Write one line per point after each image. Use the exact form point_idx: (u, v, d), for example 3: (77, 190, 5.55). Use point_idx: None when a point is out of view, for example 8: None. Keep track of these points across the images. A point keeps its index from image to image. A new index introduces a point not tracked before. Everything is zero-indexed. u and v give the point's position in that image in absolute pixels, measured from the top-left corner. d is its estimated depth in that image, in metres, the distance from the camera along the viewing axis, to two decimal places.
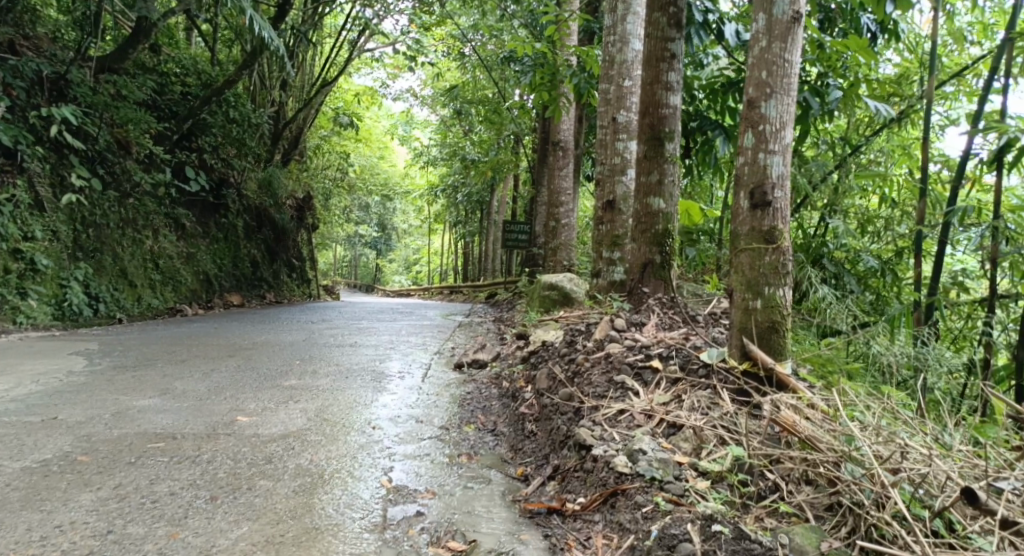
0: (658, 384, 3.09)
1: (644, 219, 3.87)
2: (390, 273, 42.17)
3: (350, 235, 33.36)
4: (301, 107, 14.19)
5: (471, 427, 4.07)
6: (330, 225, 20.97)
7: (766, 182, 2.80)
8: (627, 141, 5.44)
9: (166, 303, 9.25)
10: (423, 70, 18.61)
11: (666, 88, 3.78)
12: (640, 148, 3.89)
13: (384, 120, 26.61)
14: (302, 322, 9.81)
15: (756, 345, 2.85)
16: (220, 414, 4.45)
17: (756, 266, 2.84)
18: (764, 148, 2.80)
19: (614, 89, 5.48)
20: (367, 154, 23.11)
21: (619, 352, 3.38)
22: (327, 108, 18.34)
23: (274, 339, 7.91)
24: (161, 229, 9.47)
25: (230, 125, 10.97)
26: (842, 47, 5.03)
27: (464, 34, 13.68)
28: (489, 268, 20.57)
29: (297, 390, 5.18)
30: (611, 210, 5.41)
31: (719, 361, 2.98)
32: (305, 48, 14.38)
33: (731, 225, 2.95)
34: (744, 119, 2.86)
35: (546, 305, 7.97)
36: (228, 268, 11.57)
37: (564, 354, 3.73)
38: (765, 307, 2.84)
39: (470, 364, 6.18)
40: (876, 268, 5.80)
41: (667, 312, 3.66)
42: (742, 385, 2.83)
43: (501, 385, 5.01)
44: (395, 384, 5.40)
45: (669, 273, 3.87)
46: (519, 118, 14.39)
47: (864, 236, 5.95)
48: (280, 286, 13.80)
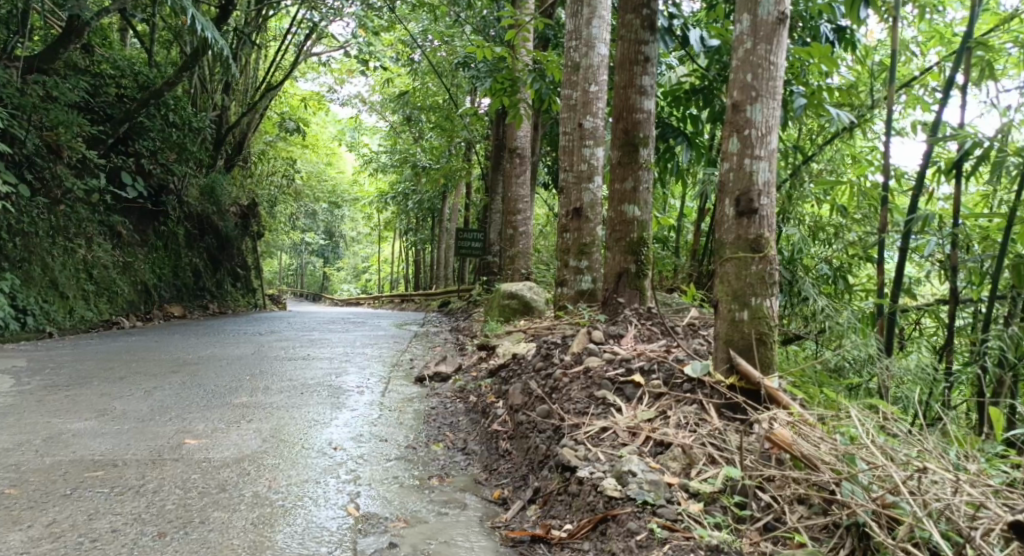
0: (641, 399, 2.96)
1: (619, 227, 3.76)
2: (338, 282, 41.38)
3: (296, 243, 32.58)
4: (246, 111, 13.70)
5: (439, 447, 3.86)
6: (275, 232, 20.38)
7: (752, 188, 2.70)
8: (594, 147, 5.32)
9: (101, 316, 8.72)
10: (372, 76, 18.28)
11: (640, 92, 3.68)
12: (613, 154, 3.78)
13: (332, 127, 26.08)
14: (249, 334, 9.38)
15: (743, 358, 2.73)
16: (165, 437, 4.11)
17: (742, 275, 2.73)
18: (749, 154, 2.70)
19: (579, 94, 5.38)
20: (314, 160, 22.59)
21: (599, 366, 3.23)
22: (273, 113, 17.83)
23: (221, 352, 7.52)
24: (95, 238, 8.93)
25: (170, 129, 10.46)
26: (803, 55, 5.04)
27: (415, 39, 13.45)
28: (441, 276, 20.30)
29: (249, 408, 4.87)
30: (578, 219, 5.30)
31: (704, 376, 2.85)
32: (249, 50, 13.91)
33: (715, 233, 2.84)
34: (728, 123, 2.76)
35: (505, 314, 7.80)
36: (168, 278, 11.03)
37: (539, 368, 3.57)
38: (752, 319, 2.73)
39: (432, 378, 5.95)
40: (832, 275, 5.85)
41: (644, 324, 3.53)
42: (729, 399, 2.70)
43: (466, 399, 4.82)
44: (354, 400, 5.13)
45: (645, 282, 3.76)
46: (471, 125, 14.22)
47: (817, 242, 6.00)
48: (223, 296, 13.26)
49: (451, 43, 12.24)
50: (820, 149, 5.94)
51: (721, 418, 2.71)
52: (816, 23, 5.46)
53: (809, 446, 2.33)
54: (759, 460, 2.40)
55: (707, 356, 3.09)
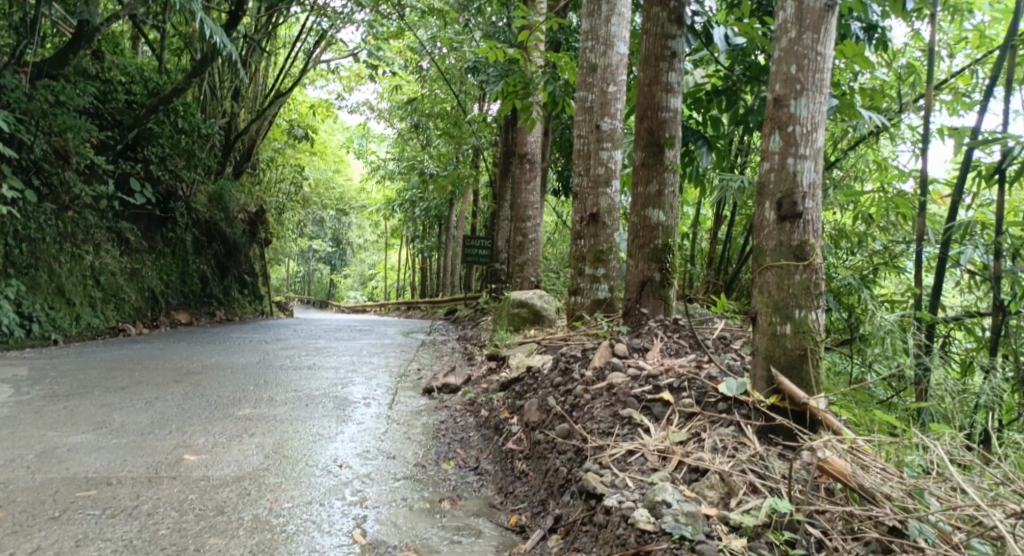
0: (671, 420, 2.72)
1: (643, 233, 3.54)
2: (344, 289, 41.25)
3: (303, 250, 32.48)
4: (254, 118, 13.55)
5: (450, 465, 3.63)
6: (283, 239, 20.22)
7: (795, 190, 2.48)
8: (611, 150, 5.10)
9: (107, 322, 8.55)
10: (380, 82, 18.13)
11: (666, 89, 3.47)
12: (637, 156, 3.56)
13: (340, 134, 25.95)
14: (255, 342, 9.19)
15: (785, 376, 2.50)
16: (163, 452, 3.89)
17: (784, 285, 2.50)
18: (792, 152, 2.48)
19: (597, 94, 5.16)
20: (322, 167, 22.46)
21: (623, 381, 2.99)
22: (281, 120, 17.70)
23: (226, 361, 7.31)
24: (104, 244, 8.76)
25: (178, 136, 10.32)
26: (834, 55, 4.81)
27: (424, 46, 13.29)
28: (448, 284, 20.09)
29: (252, 421, 4.65)
30: (594, 224, 5.08)
31: (741, 395, 2.62)
32: (258, 56, 13.78)
33: (753, 238, 2.62)
34: (769, 119, 2.54)
35: (515, 323, 7.57)
36: (175, 284, 10.87)
37: (557, 383, 3.33)
38: (795, 333, 2.49)
39: (440, 389, 5.72)
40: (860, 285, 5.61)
41: (671, 336, 3.29)
42: (770, 421, 2.47)
43: (478, 413, 4.59)
44: (359, 413, 4.91)
45: (670, 291, 3.52)
46: (480, 131, 14.03)
47: (840, 250, 5.75)
48: (231, 303, 13.09)
49: (462, 49, 12.07)
50: (845, 154, 5.69)
51: (761, 443, 2.47)
52: (845, 23, 5.24)
53: (868, 477, 2.13)
54: (808, 491, 2.18)
55: (742, 373, 2.84)
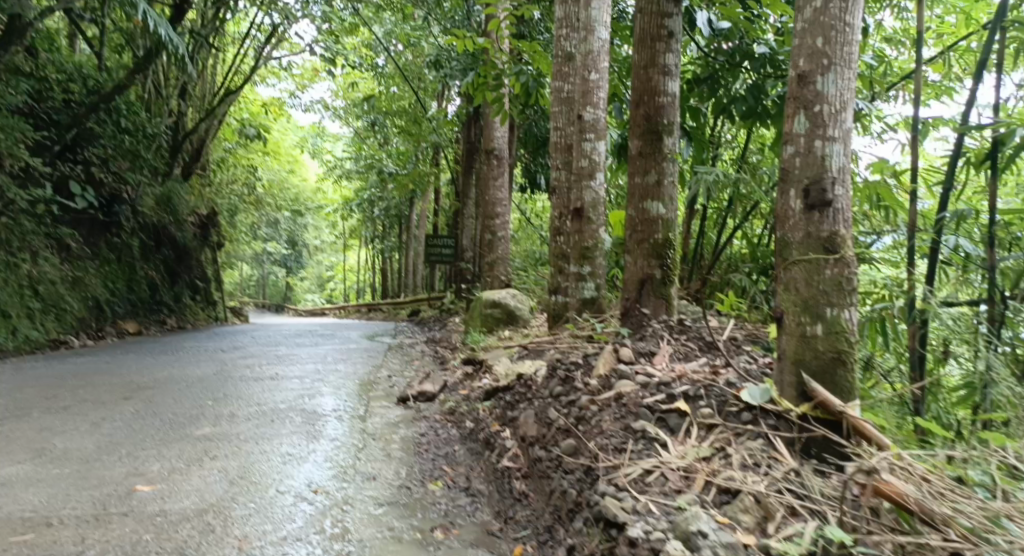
0: (690, 434, 2.45)
1: (641, 227, 3.28)
2: (302, 292, 40.29)
3: (258, 253, 31.53)
4: (204, 117, 12.91)
5: (437, 485, 3.31)
6: (236, 242, 19.50)
7: (824, 176, 2.23)
8: (594, 141, 4.84)
9: (48, 335, 7.95)
10: (335, 80, 17.56)
11: (664, 71, 3.22)
12: (633, 145, 3.31)
13: (295, 134, 25.18)
14: (210, 351, 8.68)
15: (817, 382, 2.25)
16: (113, 483, 3.47)
17: (813, 282, 2.26)
18: (819, 133, 2.23)
19: (577, 83, 4.89)
20: (276, 167, 21.74)
21: (632, 390, 2.71)
22: (232, 119, 17.00)
23: (181, 373, 6.83)
24: (42, 251, 8.15)
25: (122, 136, 9.73)
26: None
27: (381, 41, 12.84)
28: (409, 285, 19.64)
29: (213, 441, 4.25)
30: (578, 220, 4.81)
31: (767, 403, 2.37)
32: (205, 53, 13.14)
33: (776, 230, 2.37)
34: (792, 98, 2.29)
35: (487, 325, 7.25)
36: (122, 292, 10.25)
37: (557, 393, 3.04)
38: (827, 334, 2.25)
39: (416, 398, 5.38)
40: None
41: (678, 339, 3.03)
42: (803, 433, 2.23)
43: (461, 426, 4.28)
44: (331, 428, 4.55)
45: (671, 290, 3.28)
46: (441, 128, 13.64)
47: None
48: (182, 310, 12.47)
49: (419, 44, 11.68)
50: None
51: (795, 458, 2.22)
52: None
53: (933, 499, 1.90)
54: (857, 514, 1.94)
55: (763, 378, 2.59)
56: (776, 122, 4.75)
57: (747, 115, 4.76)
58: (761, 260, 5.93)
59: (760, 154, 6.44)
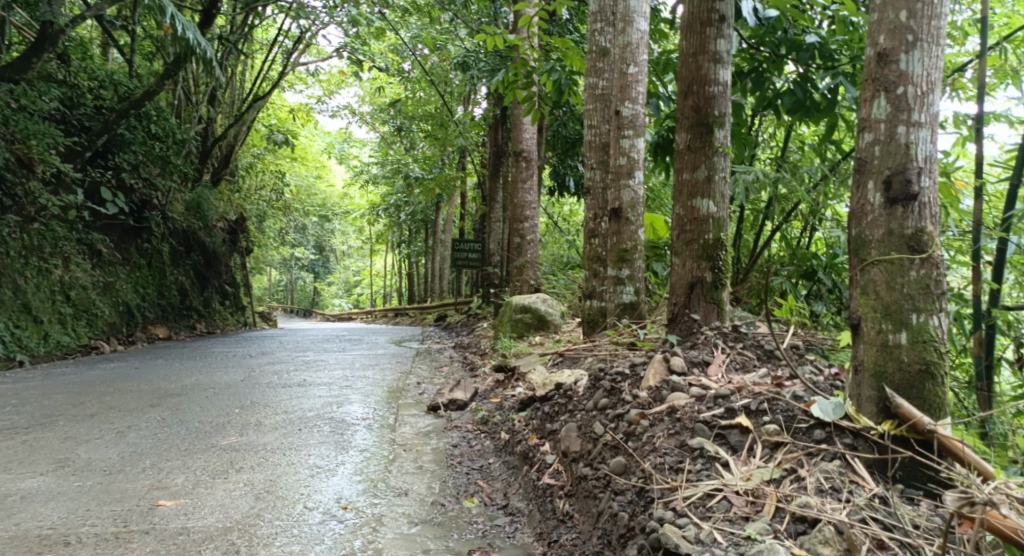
0: (755, 452, 2.23)
1: (689, 226, 3.05)
2: (329, 298, 40.51)
3: (286, 258, 31.72)
4: (232, 123, 12.93)
5: (473, 502, 3.12)
6: (265, 248, 19.58)
7: (909, 166, 2.00)
8: (633, 138, 4.61)
9: (80, 340, 7.94)
10: (361, 85, 17.52)
11: (714, 59, 3.00)
12: (680, 138, 3.10)
13: (322, 140, 25.28)
14: (238, 356, 8.62)
15: (902, 397, 2.02)
16: (135, 497, 3.34)
17: (896, 284, 2.03)
18: (902, 118, 2.00)
19: (615, 77, 4.67)
20: (303, 173, 21.84)
21: (687, 403, 2.49)
22: (260, 126, 17.07)
23: (208, 380, 6.74)
24: (73, 257, 8.16)
25: (152, 142, 9.73)
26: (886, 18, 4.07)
27: (408, 45, 12.74)
28: (436, 289, 19.52)
29: (238, 452, 4.11)
30: (615, 220, 4.59)
31: (842, 420, 2.14)
32: (234, 60, 13.18)
33: (850, 227, 2.14)
34: (870, 80, 2.06)
35: (517, 330, 7.04)
36: (153, 297, 10.26)
37: (602, 406, 2.83)
38: (913, 344, 2.01)
39: (446, 406, 5.19)
40: None
41: (734, 348, 2.80)
42: (888, 454, 1.99)
43: (496, 437, 4.08)
44: (360, 438, 4.38)
45: (723, 294, 3.04)
46: (468, 132, 13.50)
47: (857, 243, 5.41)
48: (211, 315, 12.48)
49: (445, 47, 11.54)
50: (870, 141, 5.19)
51: (878, 482, 1.99)
52: None
53: None
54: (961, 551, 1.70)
55: (834, 391, 2.35)
56: (824, 117, 4.56)
57: (793, 109, 4.56)
58: (802, 262, 5.57)
59: (800, 152, 6.15)
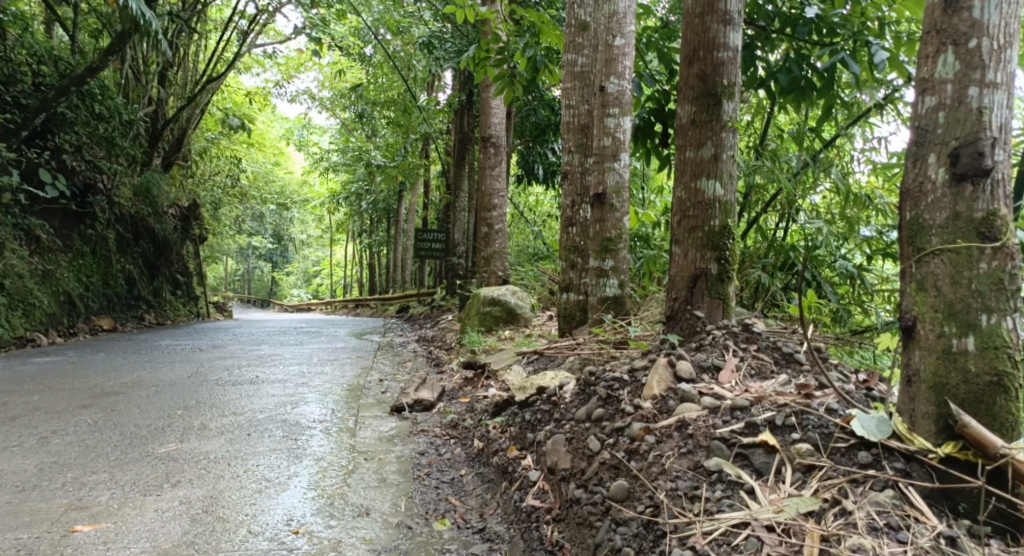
0: (785, 477, 1.86)
1: (693, 212, 2.70)
2: (287, 288, 39.49)
3: (242, 247, 30.67)
4: (184, 105, 12.14)
5: (444, 523, 2.72)
6: (220, 236, 18.72)
7: (982, 136, 1.64)
8: (619, 117, 4.23)
9: (14, 333, 7.25)
10: (321, 68, 16.77)
11: (724, 20, 2.67)
12: (683, 111, 2.74)
13: (279, 126, 24.34)
14: (187, 350, 8.02)
15: (968, 415, 1.67)
16: (47, 521, 2.84)
17: (962, 279, 1.67)
18: (975, 77, 1.65)
19: (599, 50, 4.28)
20: (261, 159, 20.96)
21: (699, 416, 2.13)
22: (215, 109, 16.21)
23: (151, 377, 6.16)
24: (9, 243, 7.45)
25: (95, 123, 9.00)
26: None
27: (372, 28, 12.12)
28: (397, 280, 18.96)
29: (176, 462, 3.61)
30: (599, 207, 4.22)
31: (890, 440, 1.80)
32: (187, 38, 12.36)
33: (904, 208, 1.79)
34: (934, 31, 1.71)
35: (485, 324, 6.62)
36: (97, 286, 9.54)
37: (597, 417, 2.45)
38: (982, 351, 1.66)
39: (412, 407, 4.77)
40: (853, 271, 4.96)
41: (747, 351, 2.45)
42: (953, 484, 1.65)
43: (469, 444, 3.69)
44: (316, 444, 3.93)
45: (729, 288, 2.69)
46: (433, 119, 12.97)
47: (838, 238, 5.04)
48: (161, 306, 11.77)
49: (409, 31, 11.03)
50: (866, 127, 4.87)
51: (942, 518, 1.65)
52: None
53: None
54: None
55: (871, 404, 2.02)
56: (822, 97, 4.27)
57: (788, 87, 4.26)
58: (779, 253, 5.06)
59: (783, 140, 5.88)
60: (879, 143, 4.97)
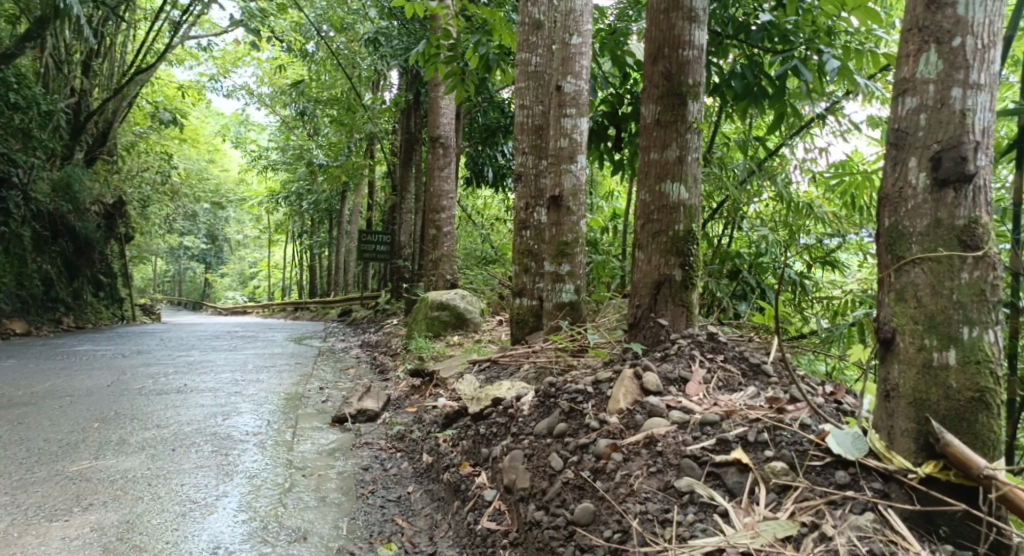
0: (759, 498, 1.74)
1: (657, 215, 2.59)
2: (222, 290, 38.11)
3: (174, 248, 29.40)
4: (111, 97, 11.47)
5: (391, 548, 2.52)
6: (149, 235, 17.83)
7: (965, 139, 1.57)
8: (576, 118, 4.10)
9: None
10: (260, 64, 16.19)
11: (689, 17, 2.57)
12: (646, 111, 2.64)
13: (216, 122, 23.44)
14: (109, 355, 7.51)
15: (949, 432, 1.57)
16: None
17: (943, 290, 1.59)
18: (958, 77, 1.58)
19: (556, 48, 4.16)
20: (194, 156, 20.10)
21: (668, 432, 2.01)
22: (145, 103, 15.43)
23: (66, 386, 5.70)
24: None
25: (10, 112, 8.38)
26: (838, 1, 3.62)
27: (314, 23, 11.73)
28: (339, 282, 18.44)
29: (89, 483, 3.28)
30: (555, 210, 4.09)
31: (867, 458, 1.71)
32: (113, 27, 11.70)
33: (882, 214, 1.70)
34: (915, 29, 1.63)
35: (433, 329, 6.41)
36: (10, 287, 8.87)
37: (558, 432, 2.30)
38: (963, 366, 1.57)
39: (355, 418, 4.52)
40: (796, 278, 4.92)
41: (714, 361, 2.35)
42: (935, 507, 1.55)
43: (418, 459, 3.49)
44: (249, 460, 3.65)
45: (692, 296, 2.59)
46: (378, 118, 12.64)
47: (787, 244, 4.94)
48: (82, 309, 11.06)
49: (353, 28, 10.70)
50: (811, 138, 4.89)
51: (923, 544, 1.56)
52: None
53: None
54: None
55: (845, 418, 1.94)
56: (773, 105, 4.23)
57: (741, 93, 4.21)
58: (725, 260, 5.01)
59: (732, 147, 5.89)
60: (820, 154, 4.97)
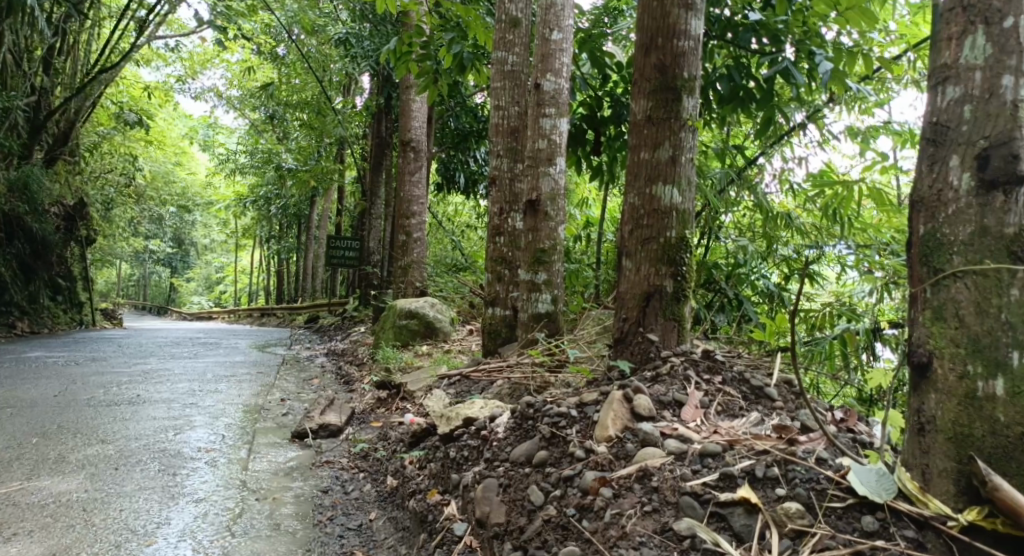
0: (771, 545, 1.52)
1: (647, 220, 2.37)
2: (188, 295, 37.12)
3: (139, 252, 28.49)
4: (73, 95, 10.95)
5: None
6: (112, 238, 17.17)
7: (1017, 135, 1.37)
8: (555, 118, 3.88)
9: None
10: (229, 65, 15.73)
11: (685, 4, 2.37)
12: (638, 106, 2.42)
13: (183, 125, 22.81)
14: (59, 363, 7.07)
15: (997, 473, 1.37)
16: None
17: (990, 306, 1.39)
18: (1009, 63, 1.39)
19: (536, 44, 3.94)
20: (160, 158, 19.48)
21: (664, 465, 1.78)
22: (109, 103, 14.86)
23: (7, 396, 5.27)
24: None
25: None
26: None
27: (286, 22, 11.36)
28: (308, 289, 17.97)
29: (15, 508, 2.92)
30: (532, 215, 3.86)
31: (897, 500, 1.50)
32: (77, 22, 11.20)
33: (916, 221, 1.50)
34: (959, 8, 1.44)
35: (401, 339, 6.10)
36: None
37: (539, 461, 2.05)
38: (1013, 396, 1.37)
39: (316, 433, 4.21)
40: (774, 289, 4.68)
41: (712, 384, 2.13)
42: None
43: (381, 481, 3.20)
44: (198, 480, 3.33)
45: (685, 309, 2.36)
46: (350, 122, 12.31)
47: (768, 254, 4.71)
48: (37, 314, 10.50)
49: (325, 30, 10.38)
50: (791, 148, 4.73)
51: None
52: None
53: None
54: None
55: (862, 452, 1.73)
56: (761, 108, 4.05)
57: (728, 96, 4.04)
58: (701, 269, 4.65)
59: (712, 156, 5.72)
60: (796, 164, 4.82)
